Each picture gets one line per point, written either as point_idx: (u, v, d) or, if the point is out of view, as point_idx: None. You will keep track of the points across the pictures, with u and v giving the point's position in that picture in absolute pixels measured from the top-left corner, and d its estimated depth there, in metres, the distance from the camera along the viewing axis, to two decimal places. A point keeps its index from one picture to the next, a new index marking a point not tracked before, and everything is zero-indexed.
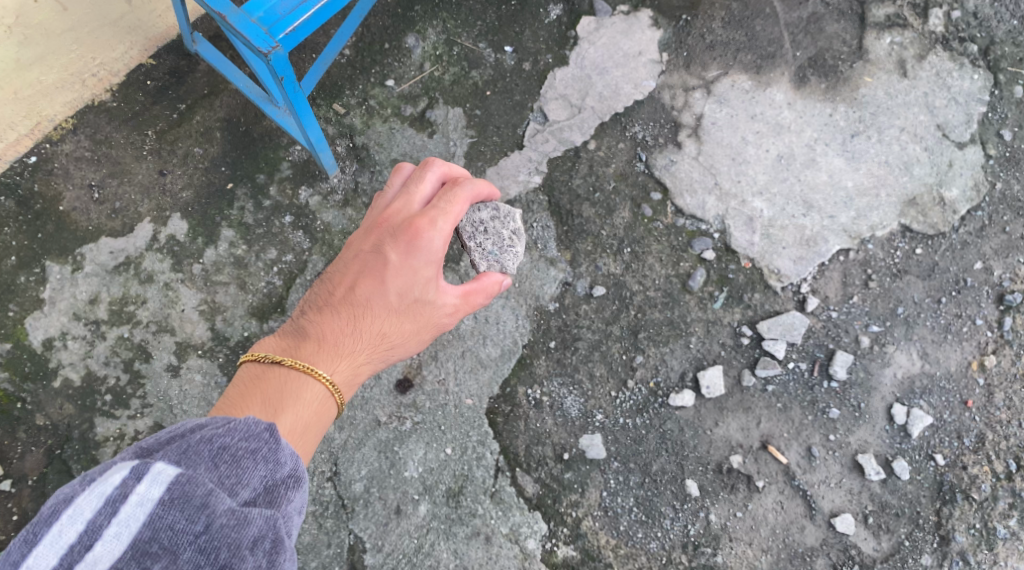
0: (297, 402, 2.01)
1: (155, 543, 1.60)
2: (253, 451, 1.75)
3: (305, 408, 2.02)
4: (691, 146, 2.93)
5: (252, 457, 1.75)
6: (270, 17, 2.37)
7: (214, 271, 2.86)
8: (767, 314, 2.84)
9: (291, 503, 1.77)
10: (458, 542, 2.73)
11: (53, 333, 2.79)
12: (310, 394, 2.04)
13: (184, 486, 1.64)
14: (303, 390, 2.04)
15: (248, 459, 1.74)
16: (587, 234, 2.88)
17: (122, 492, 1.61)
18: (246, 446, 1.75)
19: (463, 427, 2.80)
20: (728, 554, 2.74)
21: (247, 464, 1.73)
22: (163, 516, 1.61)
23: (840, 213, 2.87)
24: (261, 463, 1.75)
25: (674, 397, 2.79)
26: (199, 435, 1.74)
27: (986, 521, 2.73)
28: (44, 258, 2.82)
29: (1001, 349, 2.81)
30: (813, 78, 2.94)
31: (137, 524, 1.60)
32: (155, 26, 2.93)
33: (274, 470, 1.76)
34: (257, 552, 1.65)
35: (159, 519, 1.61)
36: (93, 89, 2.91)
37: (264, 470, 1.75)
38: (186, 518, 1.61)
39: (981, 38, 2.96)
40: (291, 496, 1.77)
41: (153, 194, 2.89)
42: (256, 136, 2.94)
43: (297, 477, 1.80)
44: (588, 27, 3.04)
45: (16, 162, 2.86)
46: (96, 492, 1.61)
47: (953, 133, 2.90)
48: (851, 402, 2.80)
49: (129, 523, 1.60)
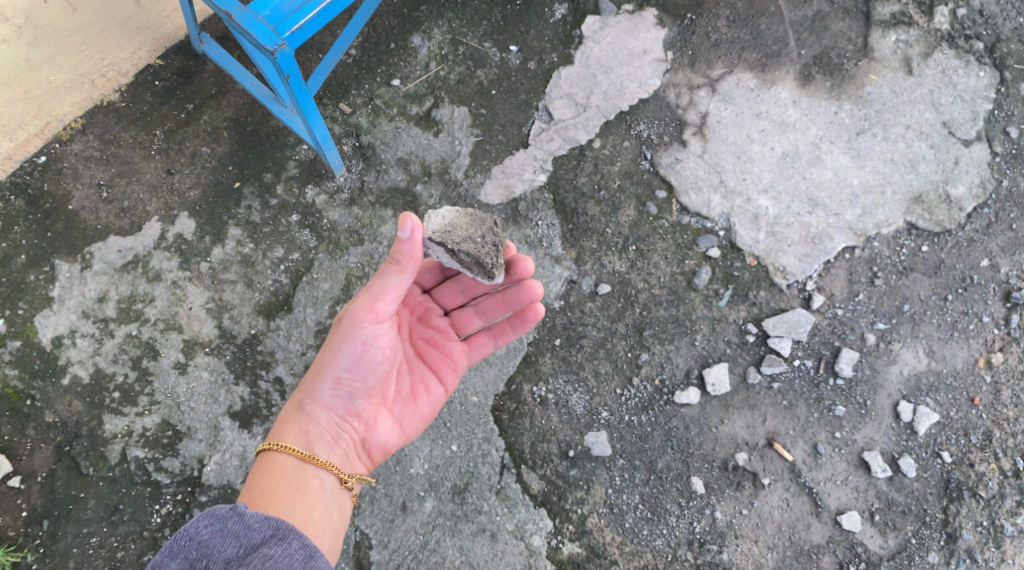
0: (269, 477, 2.22)
1: None
2: (220, 530, 1.92)
3: (278, 475, 2.22)
4: (696, 144, 2.94)
5: (221, 536, 1.92)
6: (276, 15, 2.40)
7: (221, 270, 2.87)
8: (773, 312, 2.84)
9: (276, 556, 1.90)
10: (464, 538, 2.74)
11: (62, 331, 2.81)
12: (274, 463, 2.24)
13: None
14: (271, 463, 2.24)
15: (217, 538, 1.91)
16: (592, 232, 2.89)
17: None
18: (210, 528, 1.91)
19: (469, 425, 2.81)
20: (735, 552, 2.73)
21: (216, 543, 1.90)
22: None
23: (845, 211, 2.87)
24: (229, 539, 1.91)
25: (679, 394, 2.79)
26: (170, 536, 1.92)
27: (993, 518, 2.72)
28: (53, 257, 2.85)
29: (1008, 346, 2.80)
30: (818, 76, 2.95)
31: None
32: (164, 27, 2.98)
33: (248, 538, 1.93)
34: None
35: None
36: (102, 89, 2.93)
37: (236, 542, 1.91)
38: None
39: (987, 36, 2.96)
40: (272, 552, 1.91)
41: (161, 193, 2.92)
42: (263, 136, 2.96)
43: (279, 535, 1.95)
44: (593, 26, 3.05)
45: (27, 161, 2.88)
46: None
47: (959, 131, 2.90)
48: (857, 400, 2.79)
49: None
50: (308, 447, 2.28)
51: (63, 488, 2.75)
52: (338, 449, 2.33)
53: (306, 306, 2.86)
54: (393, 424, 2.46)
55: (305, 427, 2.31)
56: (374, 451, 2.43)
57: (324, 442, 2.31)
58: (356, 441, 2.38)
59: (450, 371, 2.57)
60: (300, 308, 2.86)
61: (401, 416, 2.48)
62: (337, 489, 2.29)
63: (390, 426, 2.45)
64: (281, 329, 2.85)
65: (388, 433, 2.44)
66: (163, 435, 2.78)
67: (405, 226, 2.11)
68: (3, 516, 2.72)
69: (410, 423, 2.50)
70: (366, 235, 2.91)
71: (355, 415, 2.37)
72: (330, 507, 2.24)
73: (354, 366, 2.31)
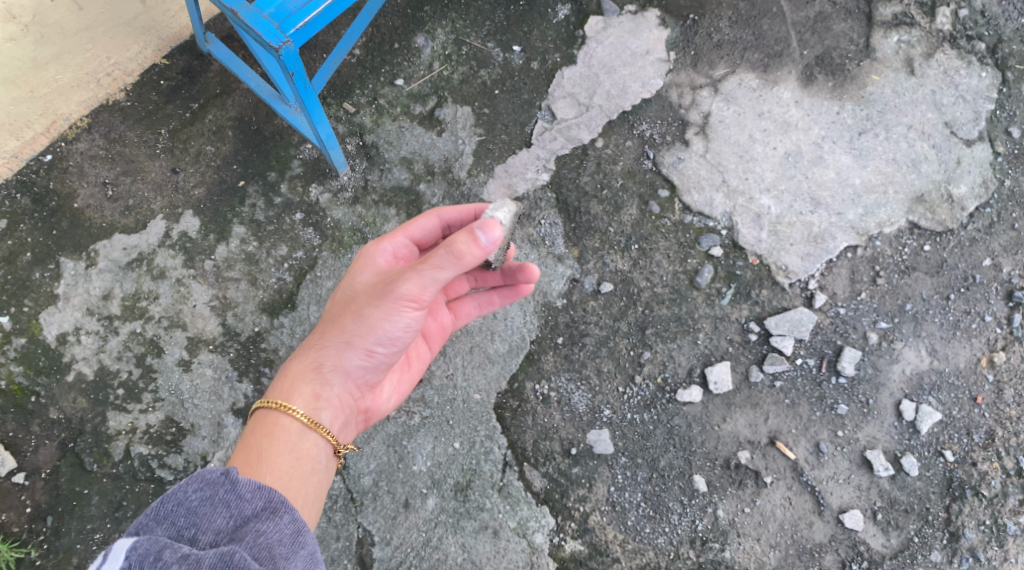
0: (269, 441, 2.16)
1: None
2: (210, 498, 1.88)
3: (279, 440, 2.17)
4: (699, 144, 2.95)
5: (211, 503, 1.87)
6: (281, 13, 2.42)
7: (226, 268, 2.89)
8: (775, 310, 2.84)
9: (268, 529, 1.87)
10: (466, 536, 2.74)
11: (67, 329, 2.83)
12: (279, 426, 2.18)
13: (141, 548, 1.75)
14: (274, 426, 2.18)
15: (206, 507, 1.87)
16: (594, 231, 2.90)
17: None
18: (202, 495, 1.88)
19: (471, 422, 2.81)
20: (737, 550, 2.73)
21: (206, 511, 1.86)
22: None
23: (847, 210, 2.88)
24: (220, 508, 1.87)
25: (682, 392, 2.79)
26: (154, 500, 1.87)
27: (996, 517, 2.72)
28: (58, 254, 2.86)
29: (1011, 345, 2.80)
30: (820, 77, 2.95)
31: None
32: (169, 26, 2.99)
33: (239, 508, 1.89)
34: None
35: None
36: (108, 89, 2.96)
37: (227, 512, 1.87)
38: None
39: (989, 36, 2.96)
40: (263, 526, 1.87)
41: (166, 192, 2.93)
42: (267, 135, 2.97)
43: (270, 508, 1.91)
44: (596, 26, 3.06)
45: (33, 159, 2.90)
46: None
47: (961, 130, 2.91)
48: (859, 398, 2.79)
49: None
50: (318, 414, 2.23)
51: (68, 484, 2.76)
52: (345, 416, 2.32)
53: (310, 303, 2.87)
54: (393, 390, 2.50)
55: (319, 393, 2.24)
56: (372, 417, 2.46)
57: (332, 408, 2.26)
58: (361, 409, 2.39)
59: (439, 336, 2.62)
60: (304, 305, 2.87)
61: (398, 383, 2.52)
62: (330, 458, 2.26)
63: (390, 392, 2.48)
64: (284, 327, 2.86)
65: (387, 400, 2.48)
66: (167, 432, 2.79)
67: (484, 234, 2.01)
68: (7, 512, 2.74)
69: (404, 388, 2.55)
70: (370, 233, 2.93)
71: (365, 386, 2.36)
72: (324, 479, 2.22)
73: (388, 342, 2.25)
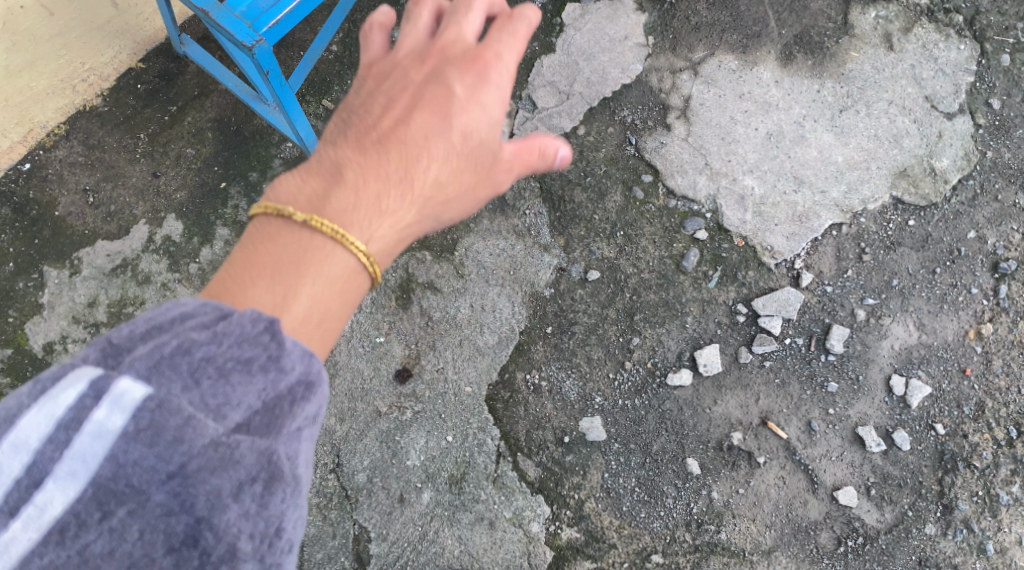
0: (313, 270, 1.50)
1: (121, 481, 1.22)
2: (238, 359, 1.32)
3: (327, 283, 1.51)
4: (681, 127, 2.95)
5: (244, 370, 1.32)
6: (253, 11, 2.41)
7: (211, 270, 2.84)
8: (762, 291, 2.84)
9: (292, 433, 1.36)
10: (462, 528, 2.75)
11: (53, 338, 2.81)
12: (329, 262, 1.52)
13: (154, 414, 1.24)
14: (320, 257, 1.51)
15: (234, 373, 1.31)
16: (579, 218, 2.90)
17: (77, 416, 1.22)
18: (239, 354, 1.33)
19: (463, 414, 2.82)
20: (732, 531, 2.74)
21: (239, 380, 1.31)
22: (127, 450, 1.22)
23: (830, 188, 2.88)
24: (257, 376, 1.33)
25: (672, 376, 2.79)
26: (173, 340, 1.30)
27: (988, 488, 2.73)
28: (41, 263, 2.87)
29: (998, 316, 2.81)
30: (800, 55, 2.96)
31: (95, 461, 1.21)
32: (143, 29, 2.99)
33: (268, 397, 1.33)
34: (243, 497, 1.27)
35: (123, 455, 1.22)
36: (84, 94, 2.98)
37: (261, 384, 1.33)
38: (155, 455, 1.23)
39: (966, 8, 2.97)
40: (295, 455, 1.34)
41: (147, 196, 2.92)
42: (246, 135, 2.96)
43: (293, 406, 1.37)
44: (573, 14, 3.07)
45: (12, 168, 2.94)
46: (45, 412, 1.22)
47: (942, 104, 2.91)
48: (849, 375, 2.80)
49: (85, 458, 1.21)
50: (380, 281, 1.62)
51: None
52: None
53: None
54: None
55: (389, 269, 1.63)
56: None
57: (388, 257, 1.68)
58: None
59: None
60: None
61: None
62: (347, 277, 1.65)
63: None
64: None
65: None
66: None
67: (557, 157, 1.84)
68: None
69: None
70: None
71: None
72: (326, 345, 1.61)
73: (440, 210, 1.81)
